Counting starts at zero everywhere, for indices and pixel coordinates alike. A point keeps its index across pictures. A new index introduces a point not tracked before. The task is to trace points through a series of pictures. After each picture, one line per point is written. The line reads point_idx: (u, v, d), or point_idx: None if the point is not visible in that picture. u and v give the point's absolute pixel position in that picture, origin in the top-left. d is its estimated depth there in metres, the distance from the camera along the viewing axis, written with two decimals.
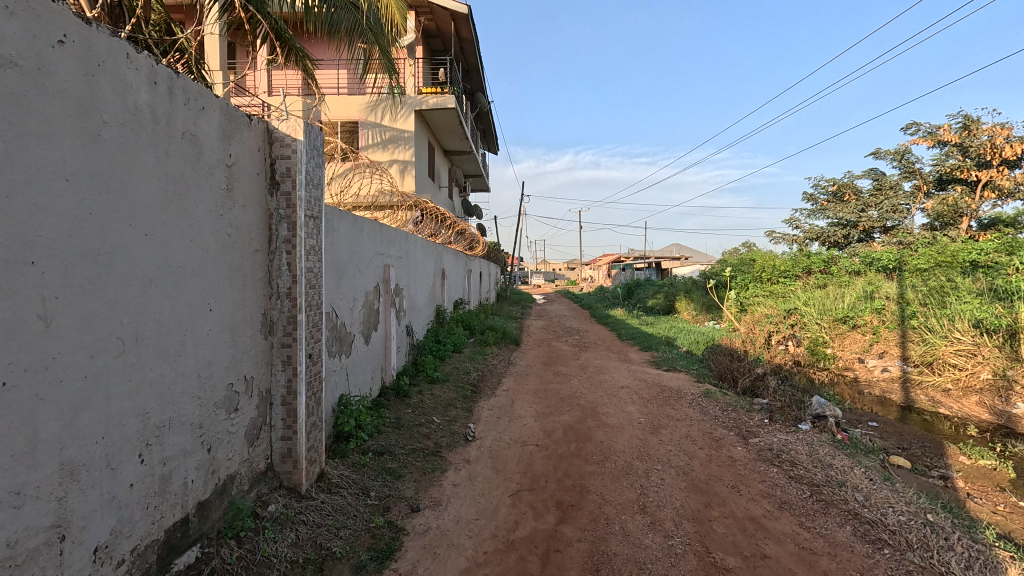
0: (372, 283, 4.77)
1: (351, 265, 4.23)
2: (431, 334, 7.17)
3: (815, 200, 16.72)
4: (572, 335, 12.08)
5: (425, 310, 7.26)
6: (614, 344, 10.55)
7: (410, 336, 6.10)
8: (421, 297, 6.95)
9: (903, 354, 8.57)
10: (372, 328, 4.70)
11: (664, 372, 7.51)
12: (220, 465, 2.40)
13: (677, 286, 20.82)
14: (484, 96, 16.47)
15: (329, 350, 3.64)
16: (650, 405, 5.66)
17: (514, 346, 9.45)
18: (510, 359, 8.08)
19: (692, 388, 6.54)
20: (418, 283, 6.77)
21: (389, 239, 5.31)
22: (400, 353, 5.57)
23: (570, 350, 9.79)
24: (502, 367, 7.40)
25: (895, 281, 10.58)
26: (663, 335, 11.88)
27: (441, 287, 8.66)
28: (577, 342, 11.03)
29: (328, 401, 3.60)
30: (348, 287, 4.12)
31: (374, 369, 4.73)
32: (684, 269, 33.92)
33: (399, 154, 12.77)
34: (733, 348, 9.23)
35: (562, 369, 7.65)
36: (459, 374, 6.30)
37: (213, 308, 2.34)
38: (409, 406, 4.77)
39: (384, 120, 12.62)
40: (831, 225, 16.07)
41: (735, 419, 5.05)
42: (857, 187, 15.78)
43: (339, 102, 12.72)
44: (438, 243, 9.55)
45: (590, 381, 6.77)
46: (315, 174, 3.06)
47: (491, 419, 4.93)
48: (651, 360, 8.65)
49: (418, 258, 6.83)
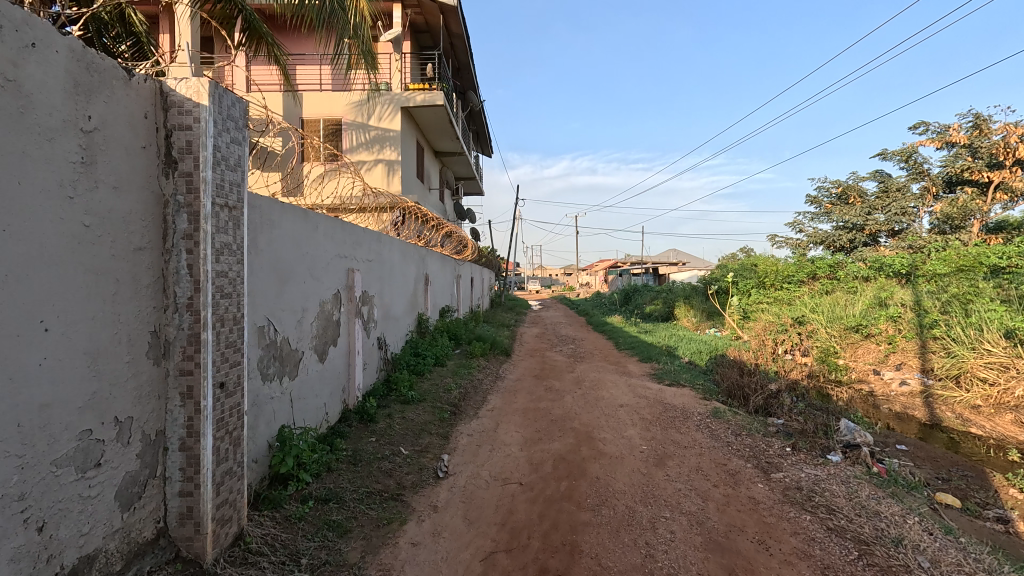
0: (331, 290, 4.10)
1: (300, 268, 3.55)
2: (409, 346, 6.49)
3: (819, 202, 16.16)
4: (567, 345, 11.40)
5: (404, 320, 6.59)
6: (612, 354, 9.89)
7: (383, 350, 5.43)
8: (398, 305, 6.29)
9: (923, 365, 8.04)
10: (330, 342, 4.03)
11: (666, 387, 6.85)
12: (63, 550, 1.72)
13: (676, 292, 20.22)
14: (476, 95, 15.88)
15: (263, 374, 2.96)
16: (653, 428, 5.00)
17: (504, 357, 8.77)
18: (498, 373, 7.41)
19: (699, 407, 5.88)
20: (394, 289, 6.11)
21: (355, 239, 4.65)
22: (369, 370, 4.90)
23: (564, 362, 9.11)
24: (489, 383, 6.72)
25: (910, 288, 10.00)
26: (664, 344, 11.25)
27: (424, 293, 7.99)
28: (572, 352, 10.38)
29: (260, 438, 2.91)
30: (295, 296, 3.45)
31: (332, 391, 4.06)
32: (682, 275, 33.32)
33: (385, 153, 12.10)
34: (740, 359, 8.61)
35: (555, 384, 6.98)
36: (438, 392, 5.63)
37: (51, 328, 1.67)
38: (373, 435, 4.09)
39: (370, 120, 12.03)
40: (837, 228, 15.52)
41: (751, 447, 4.40)
42: (863, 190, 15.23)
43: (321, 99, 12.06)
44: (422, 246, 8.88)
45: (586, 398, 6.10)
46: (230, 151, 2.38)
47: (470, 448, 4.26)
48: (651, 372, 8.00)
49: (395, 261, 6.17)
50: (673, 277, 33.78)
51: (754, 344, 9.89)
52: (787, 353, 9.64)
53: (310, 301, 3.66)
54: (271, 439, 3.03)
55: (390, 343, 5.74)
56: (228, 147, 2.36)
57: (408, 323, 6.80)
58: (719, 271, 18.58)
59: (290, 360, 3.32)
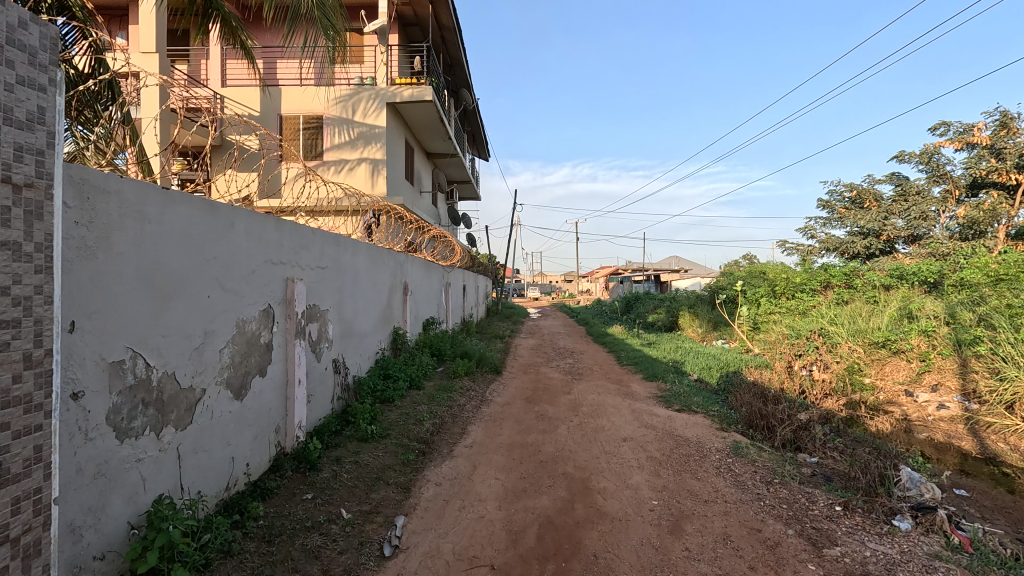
0: (258, 306, 3.23)
1: (203, 279, 2.69)
2: (378, 367, 5.61)
3: (831, 207, 15.32)
4: (564, 359, 10.49)
5: (374, 337, 5.71)
6: (614, 371, 9.00)
7: (340, 374, 4.55)
8: (366, 319, 5.43)
9: (964, 387, 7.16)
10: (254, 373, 3.17)
11: (676, 414, 5.96)
12: None
13: (679, 301, 19.37)
14: (470, 93, 15.08)
15: (119, 430, 2.10)
16: (663, 472, 4.10)
17: (494, 376, 7.87)
18: (484, 396, 6.51)
19: (716, 441, 4.98)
20: (360, 301, 5.26)
21: (298, 240, 3.80)
22: (316, 402, 4.03)
23: (560, 381, 8.21)
24: (471, 409, 5.83)
25: (940, 299, 9.13)
26: (670, 358, 10.38)
27: (403, 304, 7.13)
28: (569, 367, 9.50)
29: (111, 523, 2.03)
30: (193, 316, 2.59)
31: (256, 436, 3.18)
32: (685, 282, 32.51)
33: (369, 152, 11.22)
34: (758, 380, 7.72)
35: (548, 410, 6.09)
36: (408, 424, 4.75)
37: None
38: (309, 492, 3.21)
39: (354, 117, 11.18)
40: (852, 234, 14.59)
41: (789, 502, 3.49)
42: (878, 193, 14.39)
43: (300, 94, 11.25)
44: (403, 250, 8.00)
45: (583, 430, 5.20)
46: (16, 96, 1.51)
47: (435, 507, 3.36)
48: (657, 394, 7.12)
49: (362, 268, 5.32)
50: (675, 284, 32.93)
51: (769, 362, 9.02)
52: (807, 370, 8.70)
53: (218, 320, 2.80)
54: (134, 520, 2.15)
55: (350, 365, 4.86)
56: (10, 92, 1.50)
57: (379, 341, 5.92)
58: (725, 278, 17.71)
59: (178, 403, 2.45)
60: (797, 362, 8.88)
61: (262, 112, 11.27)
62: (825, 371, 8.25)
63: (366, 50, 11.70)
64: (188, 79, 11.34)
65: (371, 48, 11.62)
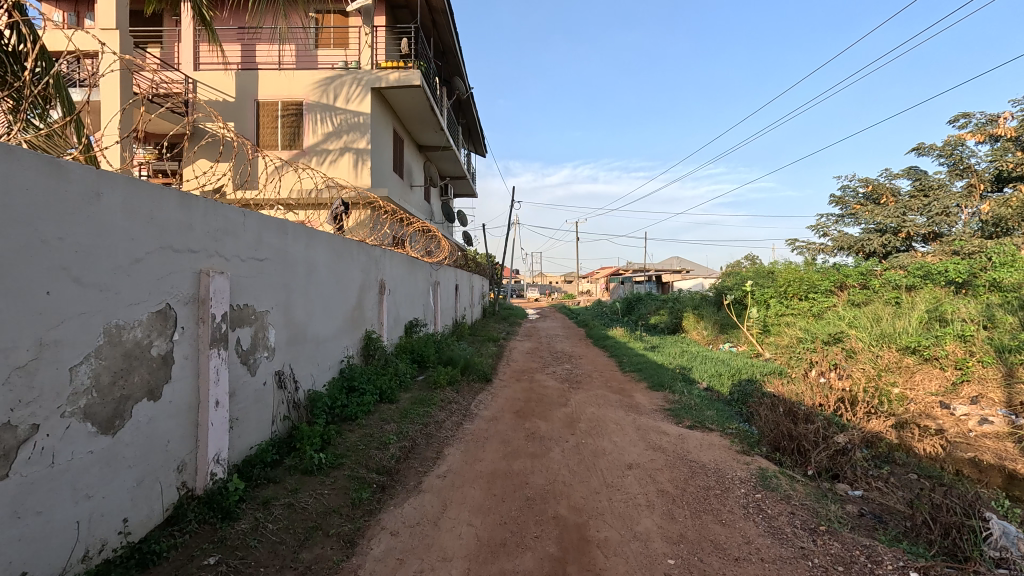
0: (146, 307, 2.44)
1: (38, 268, 1.90)
2: (341, 378, 4.80)
3: (844, 203, 14.53)
4: (561, 364, 9.68)
5: (337, 343, 4.93)
6: (616, 378, 8.19)
7: (284, 389, 3.75)
8: (325, 323, 4.64)
9: (1010, 400, 6.37)
10: (138, 396, 2.38)
11: (689, 432, 5.15)
12: None
13: (683, 302, 18.59)
14: (463, 81, 14.30)
15: None
16: (678, 514, 3.30)
17: (482, 385, 7.07)
18: (468, 410, 5.70)
19: (738, 469, 4.17)
20: (318, 300, 4.48)
21: (217, 222, 3.01)
22: (245, 427, 3.22)
23: (556, 389, 7.41)
24: (451, 427, 5.02)
25: (973, 301, 8.33)
26: (676, 364, 9.59)
27: (379, 304, 6.36)
28: (567, 374, 8.71)
29: None
30: (12, 320, 1.80)
31: (142, 479, 2.39)
32: (687, 283, 31.73)
33: (351, 141, 10.41)
34: (776, 392, 6.92)
35: (540, 426, 5.28)
36: (370, 449, 3.95)
37: None
38: (212, 556, 2.41)
39: (336, 103, 10.38)
40: (868, 231, 13.76)
41: (846, 563, 2.70)
42: (895, 189, 13.60)
43: (278, 78, 10.45)
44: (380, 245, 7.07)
45: (579, 454, 4.38)
46: None
47: (383, 570, 2.57)
48: (664, 406, 6.32)
49: (320, 262, 4.53)
50: (677, 284, 32.11)
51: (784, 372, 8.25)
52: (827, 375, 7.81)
53: (66, 325, 2.00)
54: None
55: (301, 378, 4.07)
56: None
57: (345, 347, 5.13)
58: (732, 279, 16.90)
59: None
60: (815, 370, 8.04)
61: (237, 98, 10.50)
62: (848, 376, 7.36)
63: (350, 32, 10.92)
64: (160, 63, 10.56)
65: (355, 29, 10.85)
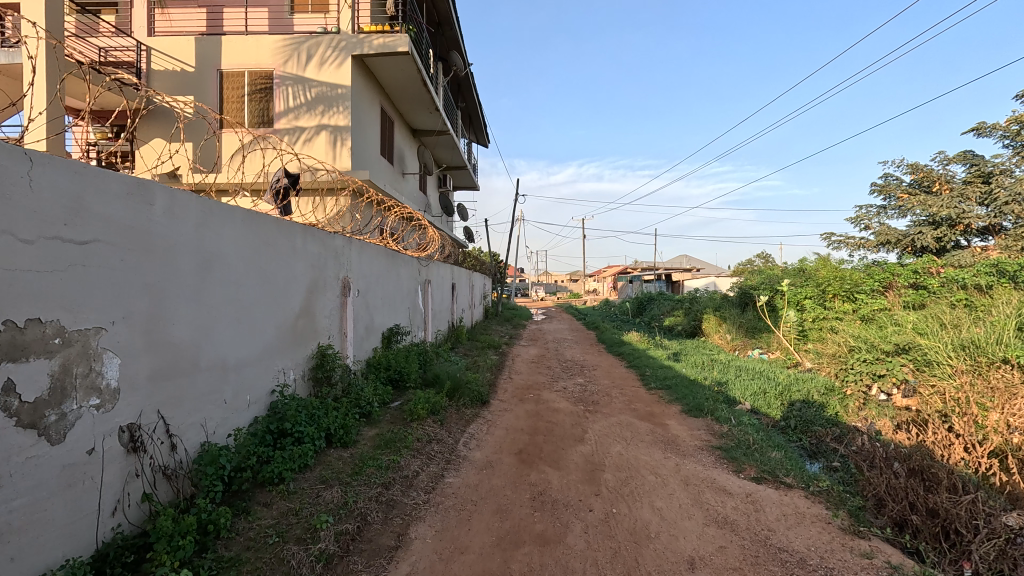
0: None
1: None
2: (268, 418, 3.37)
3: (888, 192, 12.98)
4: (572, 378, 8.22)
5: (264, 368, 3.49)
6: (640, 399, 6.70)
7: (140, 454, 2.32)
8: (241, 342, 3.21)
9: None
10: None
11: (761, 493, 3.67)
12: None
13: (702, 301, 17.07)
14: (461, 57, 12.85)
15: None
16: None
17: (476, 411, 5.61)
18: (453, 453, 4.25)
19: (860, 571, 2.70)
20: (225, 310, 3.05)
21: None
22: (21, 542, 1.79)
23: (568, 415, 5.94)
24: (425, 484, 3.57)
25: None
26: (710, 377, 8.11)
27: (341, 310, 4.92)
28: (581, 391, 7.26)
29: None
30: None
31: None
32: (698, 281, 30.16)
33: (329, 117, 8.96)
34: (855, 432, 5.42)
35: (550, 481, 3.82)
36: (283, 544, 2.49)
37: None
38: None
39: (311, 72, 8.96)
40: (918, 224, 12.17)
41: None
42: (949, 175, 12.03)
43: (244, 44, 9.03)
44: (356, 236, 5.50)
45: (612, 540, 2.93)
46: None
47: None
48: (711, 444, 4.85)
49: (229, 251, 3.09)
50: (688, 284, 30.53)
51: (847, 406, 6.80)
52: (882, 397, 7.63)
53: None
54: None
55: (183, 430, 2.63)
56: None
57: (280, 371, 3.70)
58: (757, 278, 15.37)
59: None
60: (862, 390, 7.85)
61: (198, 68, 9.06)
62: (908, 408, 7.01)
63: None
64: (112, 29, 9.17)
65: None
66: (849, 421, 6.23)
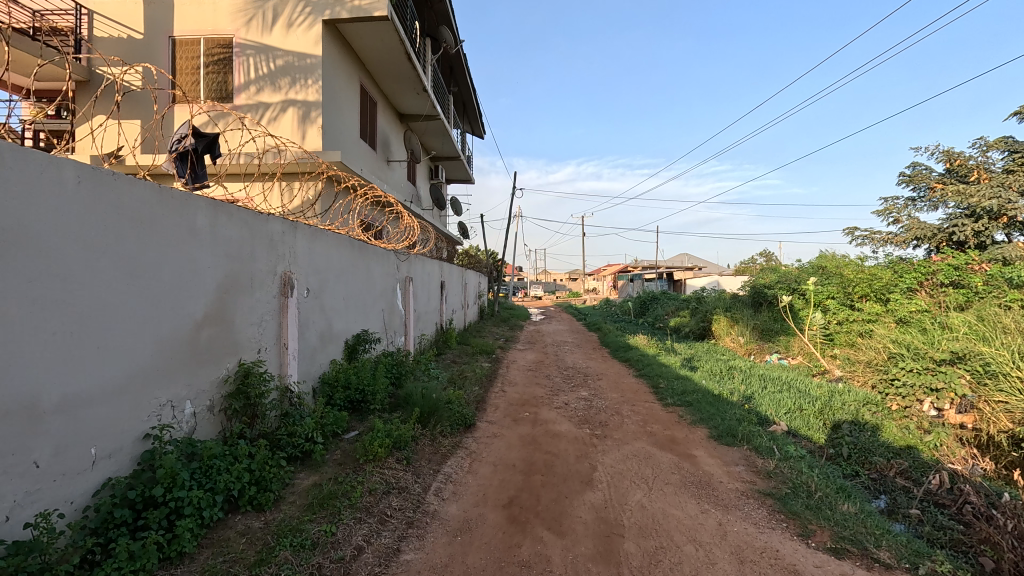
0: None
1: None
2: (130, 478, 2.26)
3: (919, 182, 11.89)
4: (575, 390, 7.10)
5: (131, 403, 2.39)
6: (656, 420, 5.61)
7: None
8: (77, 369, 2.10)
9: None
10: None
11: None
12: None
13: (712, 300, 16.00)
14: (451, 32, 11.71)
15: None
16: None
17: (457, 441, 4.52)
18: (419, 511, 3.15)
19: None
20: (42, 320, 1.95)
21: None
22: None
23: (571, 443, 4.84)
24: (368, 572, 2.45)
25: None
26: (735, 389, 7.03)
27: (280, 314, 3.81)
28: (586, 408, 6.17)
29: None
30: None
31: None
32: (701, 279, 29.01)
33: (297, 92, 7.84)
34: (935, 474, 4.34)
35: (550, 558, 2.71)
36: None
37: None
38: None
39: (276, 40, 7.85)
40: (954, 216, 11.05)
41: None
42: (989, 163, 10.93)
43: (200, 8, 7.89)
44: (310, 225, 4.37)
45: None
46: None
47: None
48: (758, 488, 3.76)
49: (52, 229, 1.99)
50: (691, 283, 29.46)
51: (906, 429, 5.69)
52: (933, 413, 6.54)
53: None
54: None
55: None
56: None
57: (163, 406, 2.60)
58: (772, 276, 14.26)
59: None
60: (909, 406, 6.78)
61: (148, 35, 7.93)
62: (965, 428, 5.97)
63: None
64: None
65: None
66: (913, 449, 5.13)
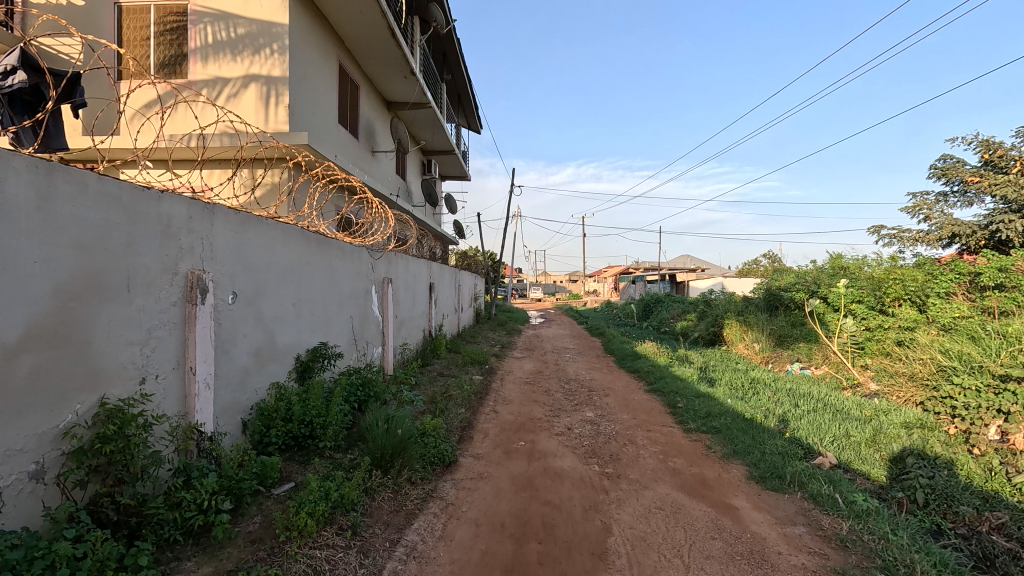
0: None
1: None
2: None
3: (954, 175, 10.87)
4: (578, 410, 6.09)
5: None
6: (679, 453, 4.61)
7: None
8: None
9: None
10: None
11: None
12: None
13: (722, 302, 15.03)
14: (442, 10, 10.73)
15: None
16: None
17: (431, 489, 3.52)
18: None
19: None
20: None
21: None
22: None
23: (576, 487, 3.85)
24: None
25: None
26: (766, 410, 6.03)
27: (186, 328, 2.83)
28: (592, 434, 5.17)
29: None
30: None
31: None
32: (705, 282, 27.98)
33: (260, 66, 6.87)
34: None
35: None
36: None
37: None
38: None
39: (236, 6, 6.86)
40: (995, 212, 10.04)
41: None
42: None
43: None
44: (245, 213, 3.40)
45: None
46: None
47: None
48: (834, 567, 2.76)
49: None
50: (695, 286, 28.50)
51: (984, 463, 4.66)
52: (999, 438, 5.32)
53: None
54: None
55: None
56: None
57: None
58: (787, 277, 13.26)
59: None
60: (973, 433, 5.58)
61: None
62: None
63: None
64: None
65: None
66: (1002, 493, 4.12)
